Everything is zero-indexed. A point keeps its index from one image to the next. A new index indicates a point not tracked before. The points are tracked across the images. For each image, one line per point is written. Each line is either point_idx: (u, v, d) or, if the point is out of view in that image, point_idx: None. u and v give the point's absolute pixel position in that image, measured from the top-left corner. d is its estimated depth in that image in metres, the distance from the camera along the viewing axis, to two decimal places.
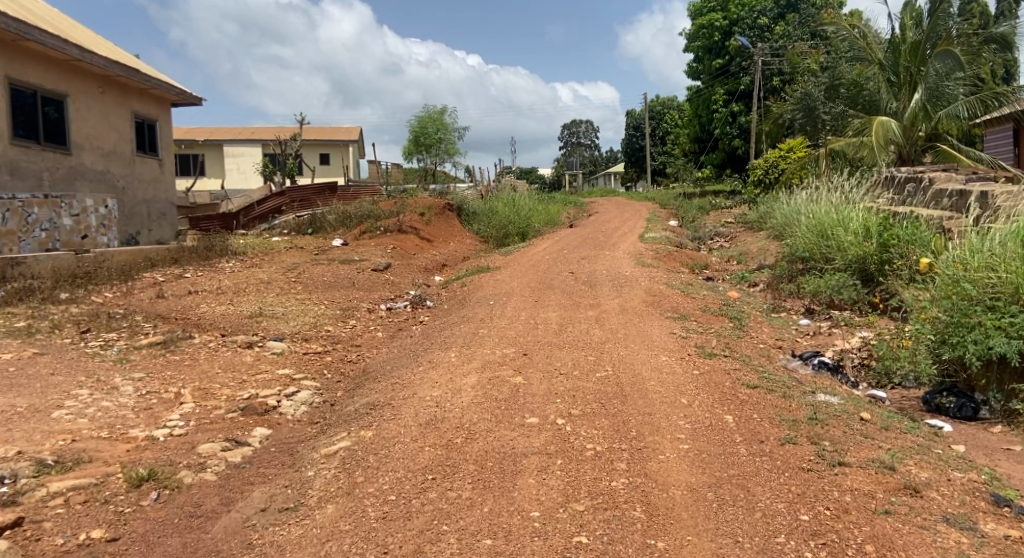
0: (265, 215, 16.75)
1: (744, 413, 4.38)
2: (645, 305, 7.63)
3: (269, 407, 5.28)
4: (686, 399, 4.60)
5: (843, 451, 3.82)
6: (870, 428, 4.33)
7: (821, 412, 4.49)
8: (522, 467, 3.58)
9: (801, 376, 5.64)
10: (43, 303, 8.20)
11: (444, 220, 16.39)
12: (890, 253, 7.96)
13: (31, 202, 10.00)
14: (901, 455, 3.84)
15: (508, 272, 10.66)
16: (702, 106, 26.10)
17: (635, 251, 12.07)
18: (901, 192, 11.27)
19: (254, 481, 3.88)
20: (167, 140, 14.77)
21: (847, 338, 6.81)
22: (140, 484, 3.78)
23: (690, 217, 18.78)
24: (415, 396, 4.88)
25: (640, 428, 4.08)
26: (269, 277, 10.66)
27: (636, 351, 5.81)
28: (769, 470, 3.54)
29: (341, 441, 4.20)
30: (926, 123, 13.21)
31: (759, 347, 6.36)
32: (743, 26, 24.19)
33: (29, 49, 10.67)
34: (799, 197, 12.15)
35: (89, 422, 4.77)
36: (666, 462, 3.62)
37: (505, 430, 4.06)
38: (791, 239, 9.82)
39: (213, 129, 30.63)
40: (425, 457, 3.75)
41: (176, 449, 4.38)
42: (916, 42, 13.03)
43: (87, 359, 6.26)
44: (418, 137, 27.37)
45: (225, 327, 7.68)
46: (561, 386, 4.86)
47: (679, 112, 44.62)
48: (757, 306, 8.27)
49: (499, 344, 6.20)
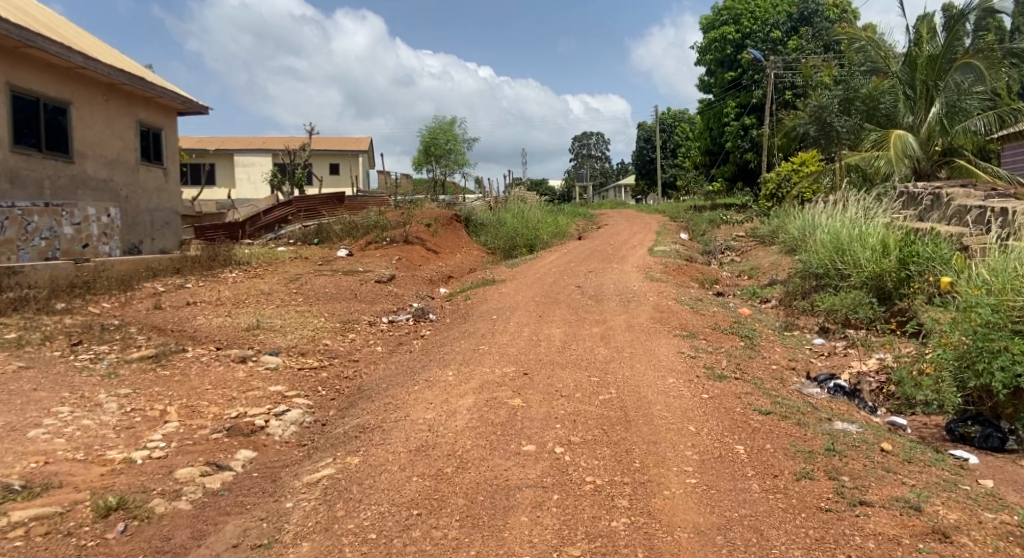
0: (271, 225, 16.64)
1: (755, 442, 4.10)
2: (652, 322, 7.37)
3: (255, 428, 5.04)
4: (694, 426, 4.33)
5: (865, 487, 3.54)
6: (891, 461, 4.03)
7: (839, 442, 4.20)
8: (515, 503, 3.31)
9: (816, 401, 5.34)
10: (37, 313, 8.00)
11: (451, 231, 16.20)
12: (909, 271, 7.64)
13: (30, 211, 9.87)
14: (928, 494, 3.53)
15: (513, 285, 10.42)
16: (714, 118, 25.92)
17: (644, 264, 11.81)
18: (920, 209, 10.97)
19: (230, 511, 3.64)
20: (173, 148, 14.70)
21: (864, 359, 6.50)
22: (108, 514, 3.55)
23: (701, 230, 18.49)
24: (407, 418, 4.62)
25: (644, 459, 3.81)
26: (269, 288, 10.46)
27: (642, 373, 5.52)
28: (784, 511, 3.26)
29: (325, 468, 3.95)
30: (943, 138, 13.04)
31: (771, 368, 6.07)
32: (756, 40, 23.99)
33: (33, 56, 10.57)
34: (814, 211, 11.85)
35: (66, 442, 4.55)
36: (671, 498, 3.35)
37: (499, 459, 3.80)
38: (805, 254, 9.51)
39: (223, 138, 30.66)
40: (411, 490, 3.49)
41: (152, 474, 4.14)
42: (933, 55, 12.79)
43: (73, 374, 6.04)
44: (428, 147, 27.29)
45: (221, 340, 7.46)
46: (562, 410, 4.61)
47: (689, 125, 44.47)
48: (769, 324, 7.99)
49: (499, 362, 5.94)
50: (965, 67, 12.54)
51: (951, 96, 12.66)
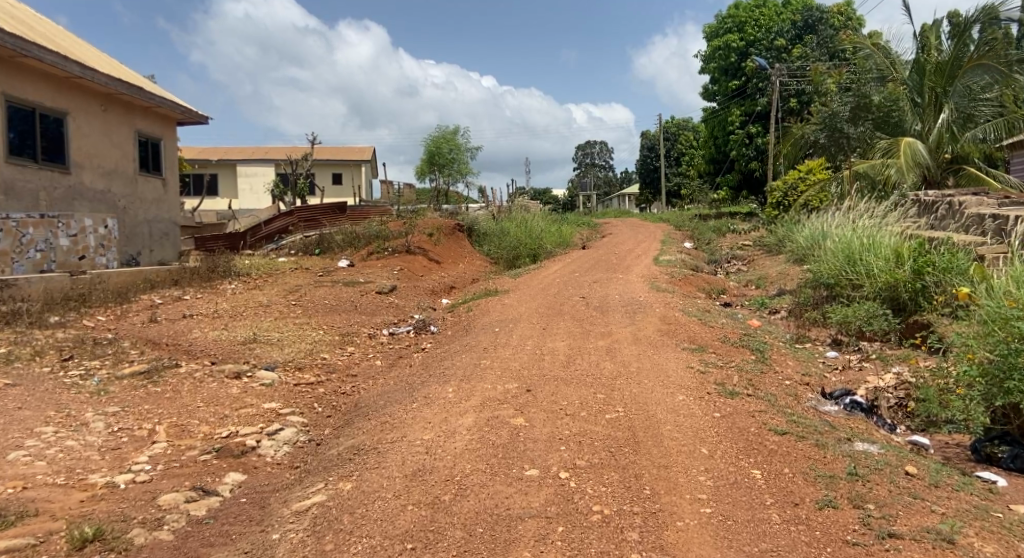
0: (271, 235, 16.50)
1: (772, 466, 3.86)
2: (659, 335, 7.14)
3: (246, 448, 4.83)
4: (707, 448, 4.10)
5: (893, 517, 3.30)
6: (917, 486, 3.79)
7: (861, 465, 3.96)
8: (517, 536, 3.10)
9: (833, 420, 5.11)
10: (29, 327, 7.81)
11: (454, 241, 16.06)
12: (924, 282, 7.41)
13: (26, 222, 9.71)
14: (960, 524, 3.28)
15: (517, 296, 10.19)
16: (718, 127, 25.72)
17: (650, 274, 11.57)
18: (933, 218, 10.72)
19: (214, 542, 3.42)
20: (172, 159, 14.56)
21: (880, 374, 6.27)
22: (83, 546, 3.33)
23: (706, 238, 18.28)
24: (404, 439, 4.39)
25: (655, 485, 3.59)
26: (268, 299, 10.27)
27: (650, 390, 5.29)
28: (807, 545, 3.04)
29: (316, 495, 3.73)
30: (953, 145, 12.85)
31: (784, 384, 5.82)
32: (761, 47, 23.92)
33: (29, 65, 10.44)
34: (823, 219, 11.61)
35: (47, 465, 4.34)
36: (684, 531, 3.13)
37: (500, 485, 3.57)
38: (815, 263, 9.25)
39: (226, 149, 30.63)
40: (405, 520, 3.27)
41: (134, 501, 3.92)
42: (940, 63, 12.59)
43: (62, 391, 5.84)
44: (431, 156, 27.10)
45: (216, 354, 7.25)
46: (567, 430, 4.38)
47: (694, 134, 44.34)
48: (780, 336, 7.76)
49: (501, 378, 5.71)
50: (978, 68, 12.20)
51: (961, 103, 12.54)
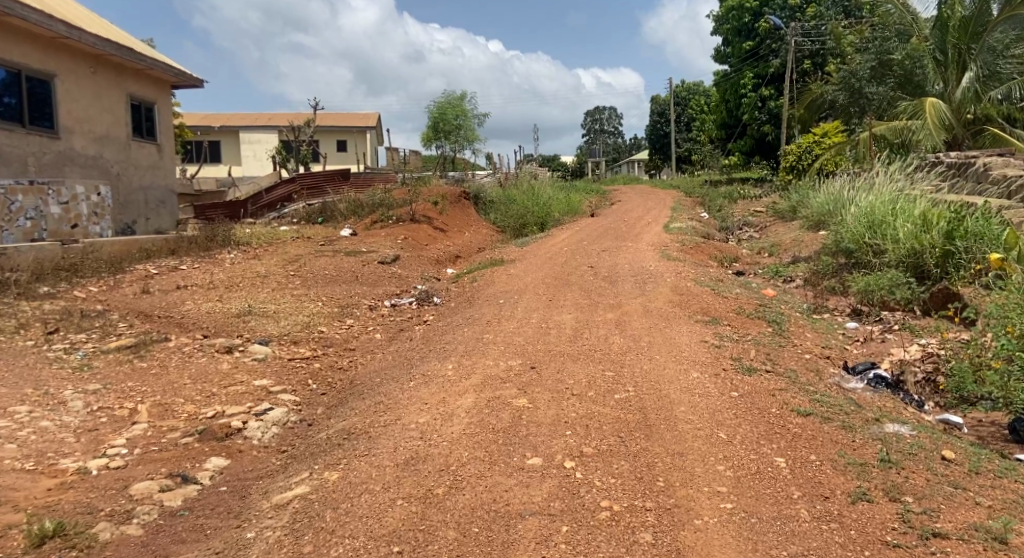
0: (274, 203, 16.11)
1: (798, 453, 3.53)
2: (671, 306, 6.77)
3: (231, 430, 4.52)
4: (725, 433, 3.76)
5: (936, 513, 2.96)
6: (957, 474, 3.44)
7: (894, 451, 3.61)
8: (516, 538, 2.79)
9: (858, 398, 4.77)
10: (16, 298, 7.51)
11: (459, 209, 15.60)
12: (954, 247, 6.98)
13: (14, 190, 9.35)
14: (1010, 520, 2.93)
15: (523, 266, 9.80)
16: (731, 90, 24.66)
17: (660, 242, 11.14)
18: (957, 180, 10.20)
19: (187, 539, 3.17)
20: (167, 124, 14.13)
21: (904, 346, 5.88)
22: (42, 543, 3.06)
23: (718, 205, 17.74)
24: (398, 423, 4.06)
25: (669, 475, 3.27)
26: (267, 270, 9.92)
27: (662, 366, 4.96)
28: (842, 547, 2.71)
29: (298, 486, 3.42)
30: (977, 104, 12.18)
31: (805, 359, 5.47)
32: (774, 7, 22.95)
33: (12, 24, 9.99)
34: (841, 181, 11.10)
35: (16, 449, 4.05)
36: (702, 532, 2.81)
37: (498, 477, 3.25)
38: (835, 227, 8.80)
39: (229, 115, 30.09)
40: (394, 518, 2.97)
41: (104, 490, 3.64)
42: (966, 18, 12.06)
43: (43, 367, 5.55)
44: (436, 123, 26.40)
45: (208, 327, 6.94)
46: (572, 412, 4.04)
47: (707, 98, 43.18)
48: (797, 307, 7.37)
49: (504, 354, 5.36)
50: (1008, 20, 11.65)
51: (987, 59, 11.97)
